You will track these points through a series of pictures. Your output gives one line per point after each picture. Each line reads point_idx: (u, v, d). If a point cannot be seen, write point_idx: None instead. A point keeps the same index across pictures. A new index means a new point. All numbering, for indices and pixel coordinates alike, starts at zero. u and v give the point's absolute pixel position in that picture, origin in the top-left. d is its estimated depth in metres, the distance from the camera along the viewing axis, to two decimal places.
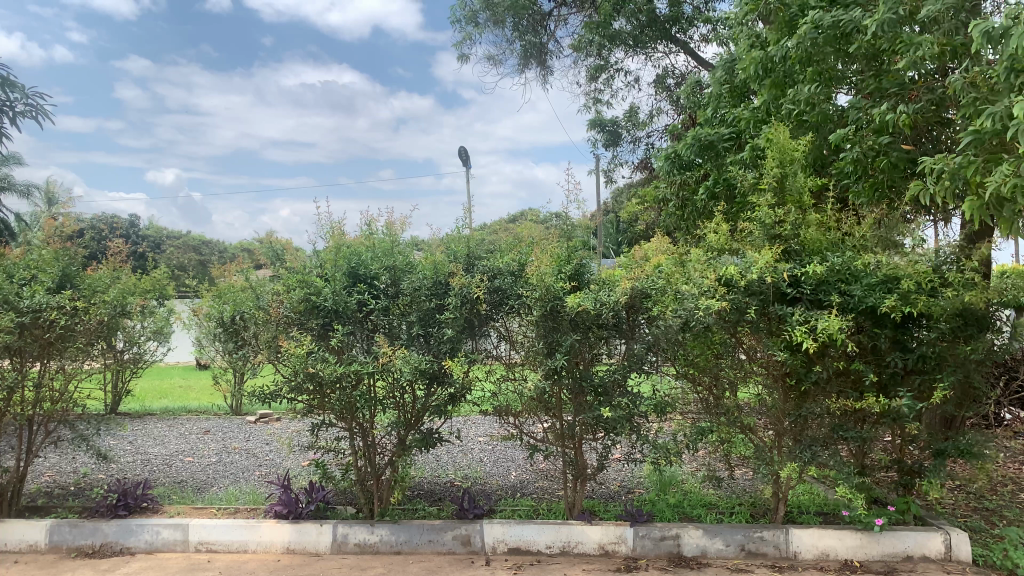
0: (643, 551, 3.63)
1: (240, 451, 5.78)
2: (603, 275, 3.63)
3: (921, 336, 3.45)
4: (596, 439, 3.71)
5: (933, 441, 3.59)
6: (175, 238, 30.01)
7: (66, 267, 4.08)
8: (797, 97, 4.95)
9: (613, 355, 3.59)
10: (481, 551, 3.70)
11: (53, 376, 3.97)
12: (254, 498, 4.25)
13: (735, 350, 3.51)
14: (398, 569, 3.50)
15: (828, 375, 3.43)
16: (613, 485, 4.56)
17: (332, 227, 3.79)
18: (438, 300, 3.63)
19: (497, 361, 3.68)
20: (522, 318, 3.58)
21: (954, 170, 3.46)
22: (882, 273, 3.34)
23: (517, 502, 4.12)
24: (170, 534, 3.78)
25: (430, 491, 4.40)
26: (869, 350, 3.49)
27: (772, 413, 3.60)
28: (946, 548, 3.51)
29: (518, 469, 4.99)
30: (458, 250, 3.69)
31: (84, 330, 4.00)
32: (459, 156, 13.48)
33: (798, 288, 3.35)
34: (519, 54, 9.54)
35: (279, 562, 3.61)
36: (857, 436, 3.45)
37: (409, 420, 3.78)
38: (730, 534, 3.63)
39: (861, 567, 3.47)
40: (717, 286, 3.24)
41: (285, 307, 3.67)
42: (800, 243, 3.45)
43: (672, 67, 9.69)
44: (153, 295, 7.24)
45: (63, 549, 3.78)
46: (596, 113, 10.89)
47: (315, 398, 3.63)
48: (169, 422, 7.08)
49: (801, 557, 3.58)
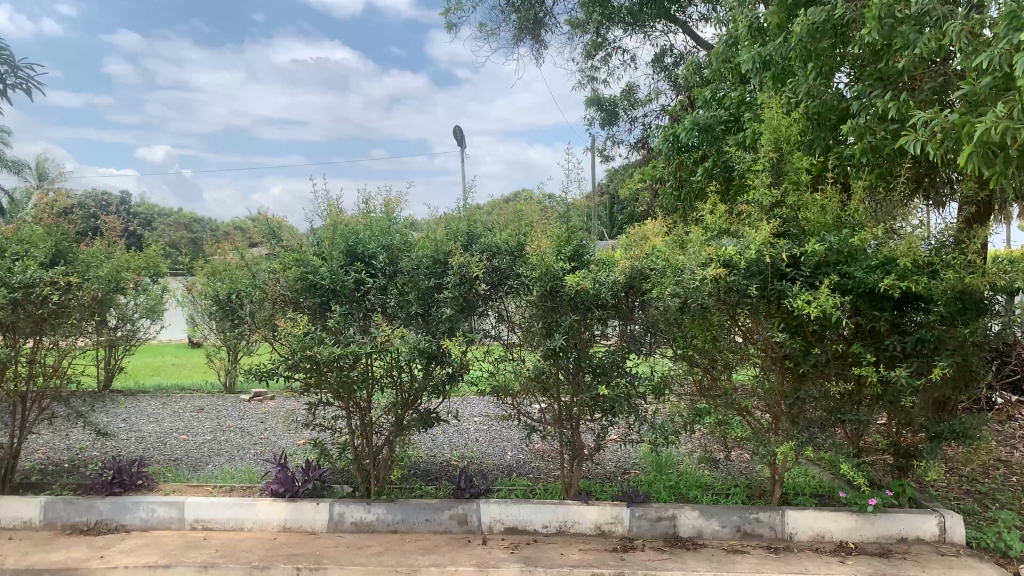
0: (639, 531, 3.65)
1: (234, 429, 5.75)
2: (602, 256, 3.59)
3: (921, 319, 3.41)
4: (594, 420, 3.71)
5: (931, 424, 3.59)
6: (165, 214, 29.82)
7: (60, 242, 4.03)
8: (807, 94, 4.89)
9: (610, 336, 3.57)
10: (477, 530, 3.71)
11: (47, 352, 3.94)
12: (250, 477, 4.24)
13: (731, 332, 3.53)
14: (395, 548, 3.50)
15: (828, 358, 3.46)
16: (609, 466, 4.58)
17: (329, 205, 3.73)
18: (437, 279, 3.60)
19: (495, 342, 3.67)
20: (521, 299, 3.58)
21: (951, 137, 3.45)
22: (880, 256, 3.31)
23: (514, 482, 4.13)
24: (166, 512, 3.77)
25: (427, 470, 4.40)
26: (866, 333, 3.51)
27: (770, 396, 3.62)
28: (941, 530, 3.54)
29: (514, 449, 4.98)
30: (459, 229, 3.66)
31: (78, 306, 3.96)
32: (454, 135, 13.38)
33: (797, 270, 3.36)
34: (515, 29, 9.44)
35: (276, 541, 3.61)
36: (855, 419, 3.50)
37: (408, 400, 3.76)
38: (727, 516, 3.64)
39: (856, 549, 3.49)
40: (716, 264, 3.21)
41: (282, 284, 3.64)
42: (800, 225, 3.42)
43: (671, 45, 9.60)
44: (147, 271, 7.19)
45: (58, 526, 3.77)
46: (593, 91, 10.79)
47: (312, 376, 3.60)
48: (163, 399, 7.04)
49: (797, 538, 3.60)
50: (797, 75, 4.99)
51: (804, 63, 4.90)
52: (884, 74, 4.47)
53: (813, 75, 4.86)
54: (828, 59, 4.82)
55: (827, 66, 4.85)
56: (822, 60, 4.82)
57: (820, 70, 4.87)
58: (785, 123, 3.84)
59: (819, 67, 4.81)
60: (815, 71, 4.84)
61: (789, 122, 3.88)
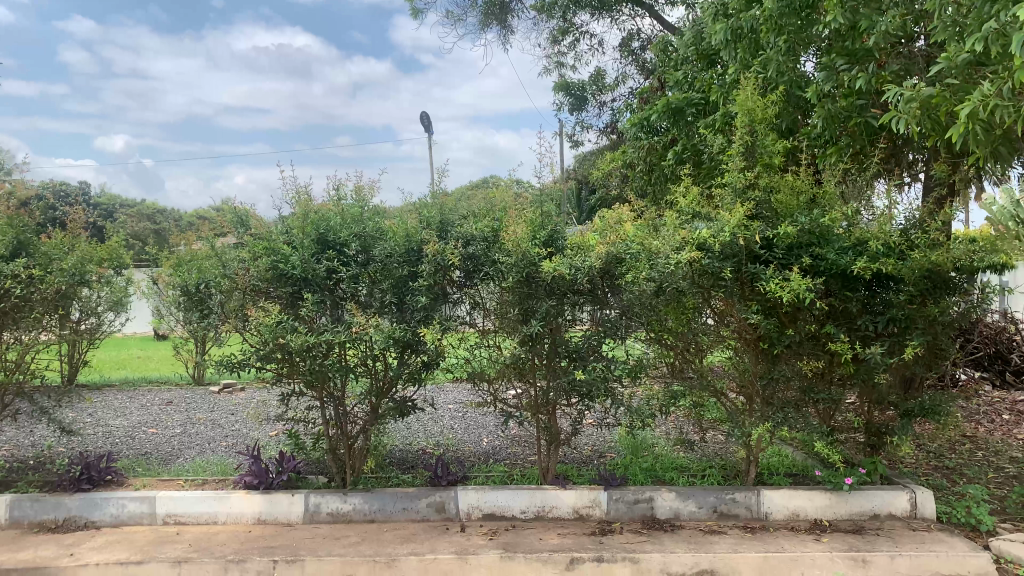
0: (617, 514, 3.66)
1: (204, 421, 5.66)
2: (577, 240, 3.57)
3: (892, 299, 3.45)
4: (571, 405, 3.71)
5: (900, 401, 3.65)
6: (126, 205, 29.23)
7: (20, 234, 3.92)
8: (771, 77, 4.94)
9: (584, 321, 3.58)
10: (455, 517, 3.69)
11: (9, 347, 3.83)
12: (223, 469, 4.17)
13: (705, 315, 3.55)
14: (373, 537, 3.47)
15: (801, 338, 3.48)
16: (585, 450, 4.59)
17: (299, 192, 3.67)
18: (411, 267, 3.56)
19: (470, 328, 3.62)
20: (496, 285, 3.55)
21: (922, 116, 3.49)
22: (852, 238, 3.35)
23: (491, 468, 4.12)
24: (136, 507, 3.69)
25: (403, 458, 4.38)
26: (839, 314, 3.52)
27: (744, 377, 3.66)
28: (912, 506, 3.61)
29: (490, 435, 4.97)
30: (431, 215, 3.61)
31: (40, 300, 3.88)
32: (421, 121, 13.27)
33: (771, 251, 3.35)
34: (482, 15, 9.37)
35: (251, 533, 3.56)
36: (828, 398, 3.56)
37: (382, 388, 3.72)
38: (703, 497, 3.67)
39: (831, 526, 3.54)
40: (690, 246, 3.22)
41: (252, 274, 3.58)
42: (772, 207, 3.42)
43: (638, 30, 9.58)
44: (110, 263, 7.04)
45: (24, 524, 3.67)
46: (561, 76, 10.75)
47: (285, 366, 3.55)
48: (130, 393, 6.91)
49: (772, 517, 3.64)
50: (776, 50, 4.94)
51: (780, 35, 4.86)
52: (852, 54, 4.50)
53: (782, 56, 4.87)
54: (794, 40, 4.83)
55: (792, 45, 4.86)
56: (788, 42, 4.84)
57: (787, 50, 4.88)
58: (757, 103, 3.85)
59: (786, 49, 4.85)
60: (783, 53, 4.87)
61: (762, 103, 3.89)
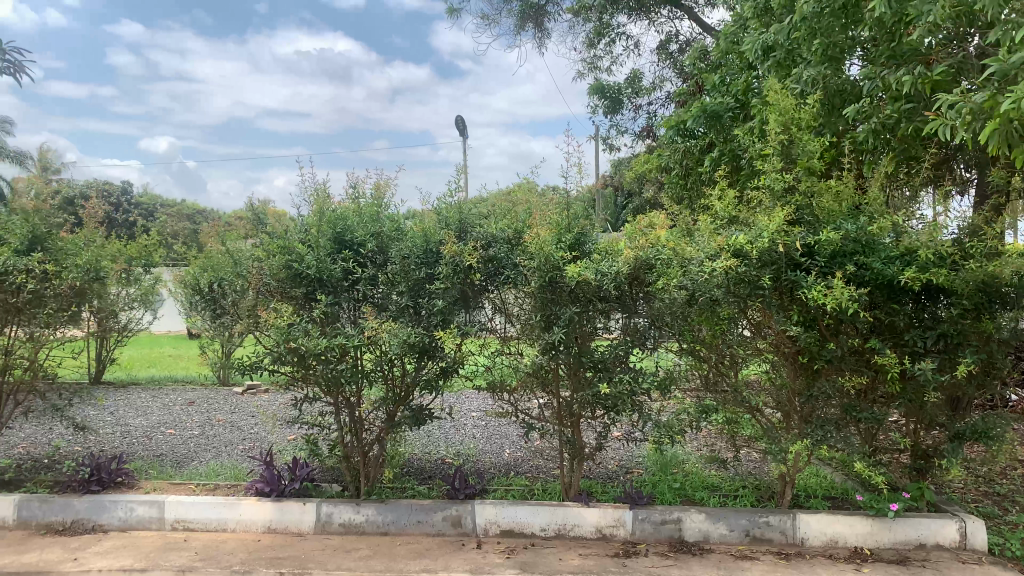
0: (643, 535, 3.46)
1: (224, 424, 5.58)
2: (605, 245, 3.40)
3: (944, 313, 3.20)
4: (595, 417, 3.52)
5: (950, 423, 3.41)
6: (165, 205, 29.67)
7: (37, 229, 3.87)
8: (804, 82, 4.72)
9: (613, 330, 3.38)
10: (472, 532, 3.53)
11: (23, 343, 3.77)
12: (236, 475, 4.06)
13: (740, 326, 3.33)
14: (385, 551, 3.32)
15: (843, 353, 3.23)
16: (611, 465, 4.40)
17: (316, 190, 3.55)
18: (428, 269, 3.40)
19: (491, 334, 3.46)
20: (518, 290, 3.38)
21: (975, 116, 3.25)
22: (900, 247, 3.11)
23: (511, 481, 3.94)
24: (145, 510, 3.59)
25: (421, 468, 4.22)
26: (885, 328, 3.28)
27: (781, 393, 3.44)
28: (961, 536, 3.35)
29: (512, 446, 4.80)
30: (450, 216, 3.46)
31: (53, 296, 3.81)
32: (455, 125, 13.18)
33: (812, 259, 3.12)
34: (517, 17, 9.24)
35: (260, 542, 3.43)
36: (871, 418, 3.30)
37: (400, 395, 3.58)
38: (735, 519, 3.45)
39: (872, 556, 3.30)
40: (725, 254, 3.01)
41: (266, 274, 3.46)
42: (814, 213, 3.19)
43: (676, 32, 9.36)
44: (138, 261, 7.02)
45: (32, 525, 3.59)
46: (596, 79, 10.57)
47: (299, 371, 3.42)
48: (154, 392, 6.87)
49: (809, 544, 3.41)
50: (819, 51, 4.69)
51: (821, 35, 4.63)
52: (898, 52, 4.26)
53: (822, 59, 4.68)
54: (836, 39, 4.60)
55: (831, 44, 4.63)
56: (830, 41, 4.62)
57: (826, 50, 4.64)
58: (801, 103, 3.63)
59: (827, 48, 4.63)
60: (823, 53, 4.66)
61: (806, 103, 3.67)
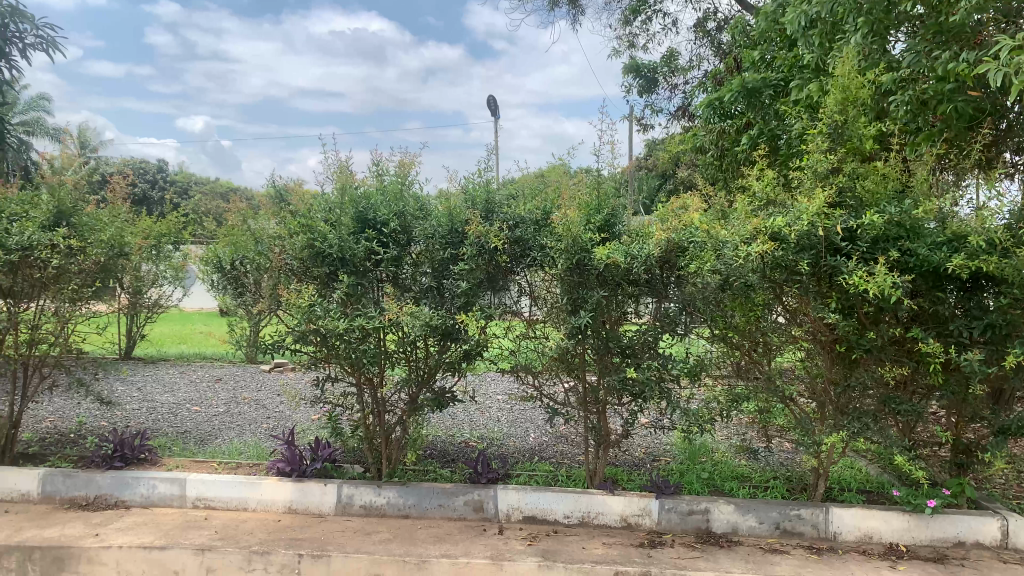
0: (669, 525, 3.37)
1: (249, 401, 5.59)
2: (637, 227, 3.30)
3: (992, 302, 3.03)
4: (622, 404, 3.43)
5: (994, 417, 3.25)
6: (199, 183, 29.97)
7: (62, 205, 3.85)
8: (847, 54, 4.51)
9: (643, 314, 3.28)
10: (494, 518, 3.46)
11: (48, 318, 3.77)
12: (258, 454, 4.04)
13: (774, 312, 3.21)
14: (405, 535, 3.27)
15: (883, 343, 3.10)
16: (638, 452, 4.30)
17: (340, 166, 3.47)
18: (453, 249, 3.33)
19: (517, 317, 3.37)
20: (545, 272, 3.29)
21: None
22: (947, 233, 2.96)
23: (535, 467, 3.87)
24: (167, 488, 3.58)
25: (444, 451, 4.17)
26: (928, 317, 3.14)
27: (816, 382, 3.32)
28: (1003, 534, 3.21)
29: (537, 431, 4.73)
30: (477, 194, 3.35)
31: (78, 271, 3.79)
32: (488, 105, 13.04)
33: (853, 244, 2.97)
34: None
35: (280, 523, 3.40)
36: (911, 411, 3.16)
37: (423, 377, 3.51)
38: (765, 512, 3.34)
39: (908, 552, 3.18)
40: (761, 236, 2.87)
41: (288, 253, 3.41)
42: (857, 196, 3.04)
43: (715, 9, 9.11)
44: (168, 238, 7.04)
45: (56, 500, 3.60)
46: (631, 58, 10.35)
47: (321, 351, 3.37)
48: (182, 368, 6.91)
49: (842, 538, 3.30)
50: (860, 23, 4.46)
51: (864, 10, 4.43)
52: (947, 28, 4.05)
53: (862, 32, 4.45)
54: (881, 15, 4.39)
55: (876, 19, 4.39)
56: (875, 16, 4.41)
57: (870, 25, 4.42)
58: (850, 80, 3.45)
59: (870, 23, 4.40)
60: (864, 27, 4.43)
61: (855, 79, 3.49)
